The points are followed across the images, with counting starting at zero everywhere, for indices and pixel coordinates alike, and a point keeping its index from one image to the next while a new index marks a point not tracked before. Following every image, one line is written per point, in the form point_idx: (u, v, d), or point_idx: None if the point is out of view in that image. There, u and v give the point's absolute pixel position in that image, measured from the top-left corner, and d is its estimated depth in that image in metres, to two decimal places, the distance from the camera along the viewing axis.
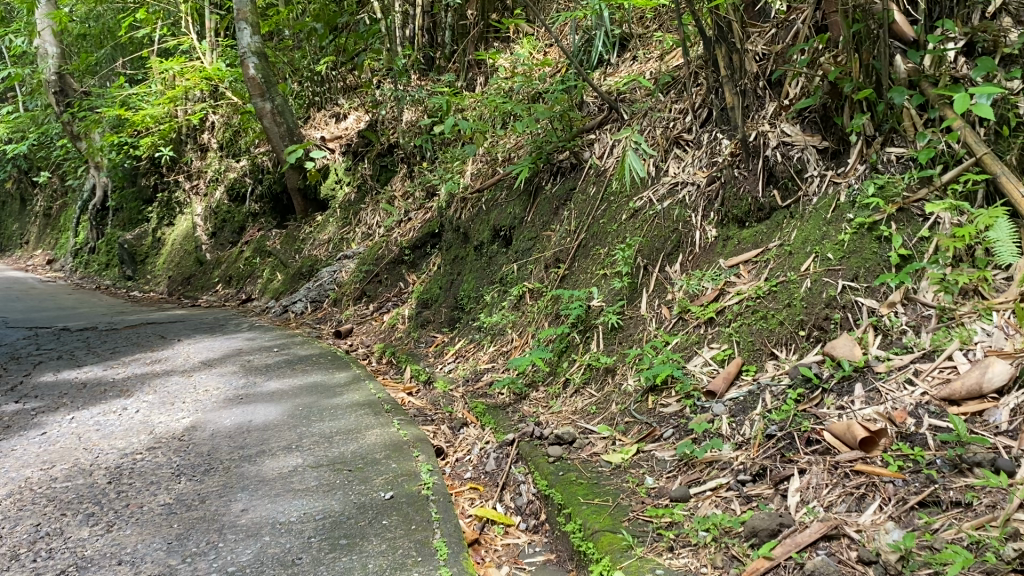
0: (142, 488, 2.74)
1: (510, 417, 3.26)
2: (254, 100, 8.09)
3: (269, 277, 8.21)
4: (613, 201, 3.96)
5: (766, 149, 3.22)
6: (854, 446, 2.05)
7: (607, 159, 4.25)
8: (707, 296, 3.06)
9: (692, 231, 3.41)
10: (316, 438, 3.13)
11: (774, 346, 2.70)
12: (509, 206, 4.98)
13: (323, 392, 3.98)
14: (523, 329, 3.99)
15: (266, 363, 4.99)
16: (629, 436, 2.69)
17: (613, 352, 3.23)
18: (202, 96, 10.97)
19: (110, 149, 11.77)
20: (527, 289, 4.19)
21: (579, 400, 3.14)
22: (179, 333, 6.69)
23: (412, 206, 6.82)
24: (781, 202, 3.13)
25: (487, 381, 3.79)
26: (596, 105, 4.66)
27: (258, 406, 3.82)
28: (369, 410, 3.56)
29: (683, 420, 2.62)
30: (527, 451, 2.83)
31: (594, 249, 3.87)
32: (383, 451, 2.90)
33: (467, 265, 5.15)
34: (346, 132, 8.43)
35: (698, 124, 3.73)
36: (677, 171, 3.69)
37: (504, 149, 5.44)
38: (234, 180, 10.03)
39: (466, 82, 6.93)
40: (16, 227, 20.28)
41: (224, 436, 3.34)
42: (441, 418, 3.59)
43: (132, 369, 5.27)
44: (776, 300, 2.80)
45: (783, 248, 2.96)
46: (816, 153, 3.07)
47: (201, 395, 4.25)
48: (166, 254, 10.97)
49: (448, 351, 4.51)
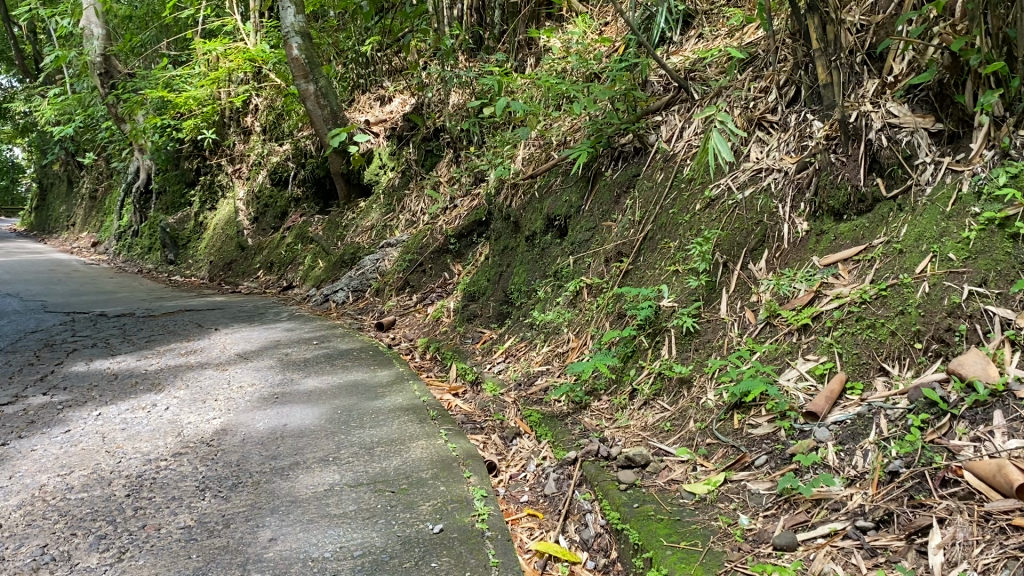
0: (161, 505, 2.45)
1: (570, 430, 2.92)
2: (298, 82, 7.84)
3: (311, 264, 7.95)
4: (685, 189, 3.58)
5: (868, 133, 2.83)
6: (1008, 493, 1.66)
7: (675, 143, 3.88)
8: (800, 299, 2.69)
9: (779, 224, 3.02)
10: (355, 450, 2.81)
11: (884, 360, 2.32)
12: (564, 193, 4.61)
13: (364, 394, 3.67)
14: (580, 328, 3.64)
15: (304, 357, 4.70)
16: (713, 461, 2.34)
17: (687, 360, 2.87)
18: (245, 79, 10.74)
19: (154, 132, 11.64)
20: (585, 284, 3.84)
21: (649, 414, 2.79)
22: (217, 321, 6.45)
23: (458, 192, 6.51)
24: (886, 192, 2.73)
25: (541, 386, 3.45)
26: (661, 85, 4.30)
27: (294, 408, 3.52)
28: (414, 417, 3.23)
29: (779, 445, 2.26)
30: (592, 474, 2.49)
31: (662, 241, 3.49)
32: (429, 468, 2.57)
33: (517, 256, 4.81)
34: (390, 115, 8.10)
35: (784, 104, 3.34)
36: (760, 156, 3.30)
37: (558, 132, 5.05)
38: (276, 164, 9.78)
39: (516, 63, 6.55)
40: (64, 209, 20.35)
41: (256, 443, 3.05)
42: (491, 426, 3.27)
43: (165, 360, 5.03)
44: (886, 307, 2.41)
45: (891, 245, 2.57)
46: (928, 137, 2.67)
47: (235, 392, 3.97)
48: (208, 238, 10.80)
49: (497, 349, 4.18)
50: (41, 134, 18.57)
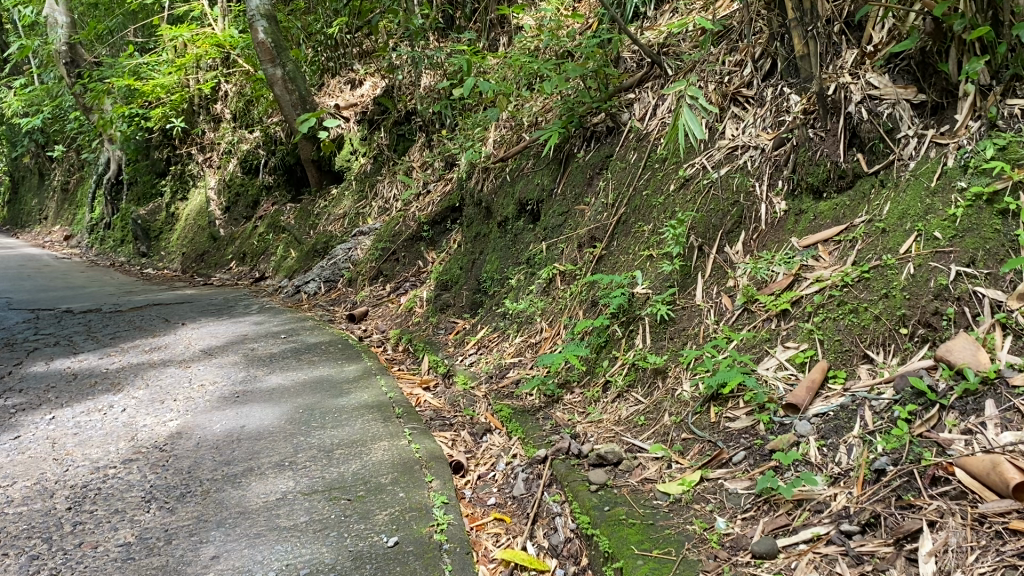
0: (102, 520, 2.29)
1: (541, 425, 2.78)
2: (265, 66, 7.60)
3: (283, 255, 7.76)
4: (658, 169, 3.42)
5: (848, 105, 2.68)
6: (1003, 493, 1.53)
7: (648, 121, 3.72)
8: (779, 283, 2.55)
9: (756, 204, 2.87)
10: (313, 453, 2.66)
11: (868, 347, 2.20)
12: (536, 176, 4.43)
13: (328, 391, 3.50)
14: (553, 317, 3.49)
15: (270, 352, 4.53)
16: (688, 458, 2.21)
17: (662, 349, 2.72)
18: (213, 65, 10.46)
19: (122, 122, 11.33)
20: (558, 271, 3.69)
21: (623, 407, 2.65)
22: (185, 315, 6.26)
23: (431, 177, 6.32)
24: (867, 168, 2.59)
25: (513, 379, 3.30)
26: (634, 61, 4.13)
27: (254, 408, 3.35)
28: (378, 415, 3.07)
29: (758, 440, 2.13)
30: (562, 474, 2.34)
31: (636, 225, 3.34)
32: (389, 473, 2.41)
33: (490, 242, 4.65)
34: (361, 100, 7.88)
35: (760, 77, 3.18)
36: (735, 133, 3.14)
37: (530, 113, 4.87)
38: (247, 152, 9.53)
39: (487, 42, 6.33)
40: (36, 202, 19.95)
41: (210, 447, 2.88)
42: (461, 423, 3.12)
43: (127, 358, 4.84)
44: (869, 290, 2.28)
45: (874, 224, 2.44)
46: (910, 109, 2.52)
47: (195, 392, 3.80)
48: (179, 230, 10.56)
49: (468, 340, 4.03)
50: (9, 126, 18.11)
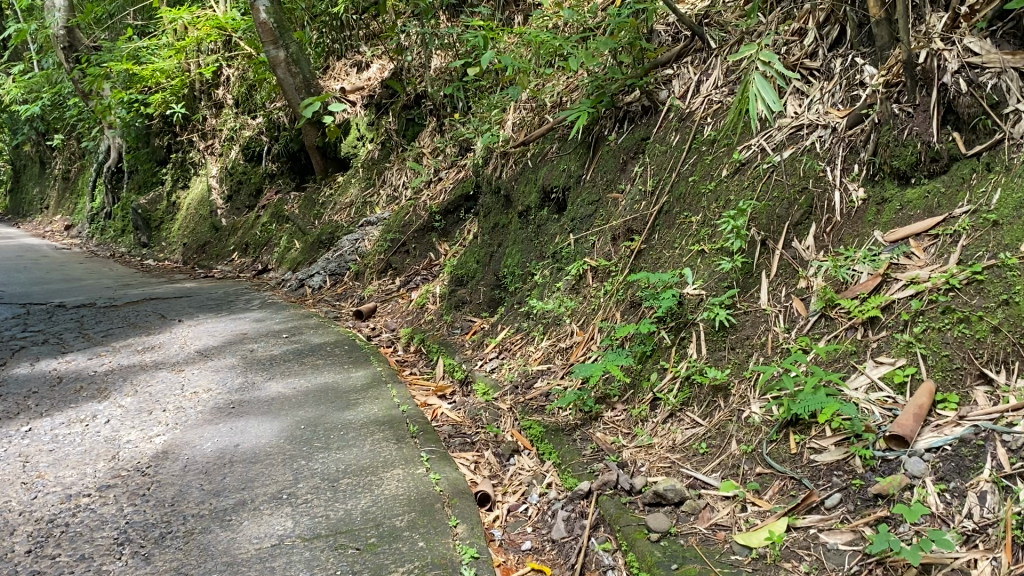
0: (64, 570, 1.91)
1: (579, 449, 2.40)
2: (266, 48, 7.18)
3: (286, 246, 7.38)
4: (706, 151, 3.02)
5: (942, 75, 2.27)
6: None
7: (691, 99, 3.33)
8: (863, 285, 2.16)
9: (828, 191, 2.48)
10: (316, 484, 2.28)
11: (985, 365, 1.81)
12: (561, 162, 4.04)
13: (333, 403, 3.11)
14: (586, 319, 3.11)
15: (271, 354, 4.14)
16: (769, 499, 1.84)
17: (722, 361, 2.34)
18: (214, 48, 10.03)
19: (120, 108, 10.92)
20: (589, 267, 3.31)
21: (677, 431, 2.27)
22: (182, 311, 5.88)
23: (442, 164, 5.93)
24: (966, 149, 2.19)
25: (541, 390, 2.92)
26: (670, 33, 3.72)
27: (250, 422, 2.97)
28: (390, 433, 2.69)
29: (856, 479, 1.76)
30: (613, 515, 1.98)
31: (681, 216, 2.96)
32: (404, 513, 2.04)
33: (510, 234, 4.27)
34: (368, 83, 7.45)
35: (826, 47, 2.79)
36: (799, 110, 2.75)
37: (552, 92, 4.46)
38: (249, 139, 9.13)
39: (502, 20, 5.90)
40: (37, 191, 19.57)
41: (200, 472, 2.51)
42: (484, 441, 2.74)
43: (118, 359, 4.46)
44: (983, 295, 1.88)
45: (980, 215, 2.04)
46: (1019, 79, 2.11)
47: (187, 402, 3.42)
48: (181, 219, 10.19)
49: (489, 342, 3.64)
50: (8, 114, 17.68)
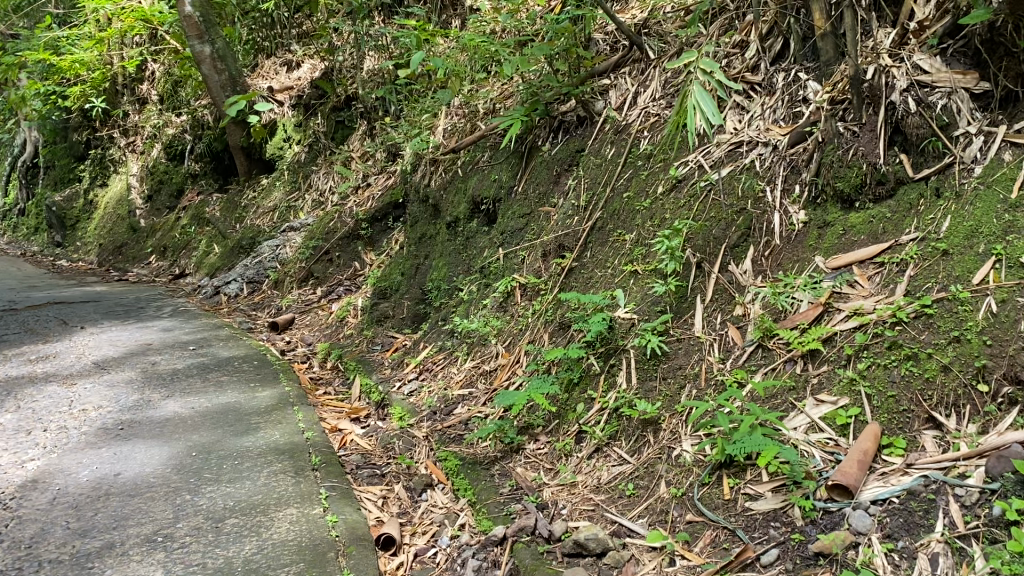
0: None
1: (497, 486, 2.20)
2: (191, 42, 6.82)
3: (205, 250, 7.01)
4: (642, 166, 2.85)
5: (890, 94, 2.13)
6: None
7: (628, 111, 3.16)
8: (804, 314, 2.00)
9: (768, 212, 2.32)
10: (197, 524, 2.03)
11: (933, 408, 1.66)
12: (492, 172, 3.84)
13: (232, 426, 2.84)
14: (512, 340, 2.91)
15: (173, 369, 3.83)
16: (700, 553, 1.66)
17: (652, 394, 2.17)
18: (138, 41, 9.56)
19: (36, 99, 10.34)
20: (517, 284, 3.12)
21: (603, 469, 2.08)
22: (86, 317, 5.50)
23: (371, 169, 5.68)
24: (914, 172, 2.06)
25: (461, 417, 2.71)
26: (608, 42, 3.54)
27: (136, 448, 2.68)
28: (289, 464, 2.44)
29: (795, 533, 1.58)
30: (528, 567, 1.80)
31: (614, 233, 2.78)
32: (292, 566, 1.81)
33: (437, 245, 4.05)
34: (298, 82, 7.15)
35: (768, 60, 2.65)
36: (738, 125, 2.60)
37: (486, 99, 4.24)
38: (172, 137, 8.71)
39: (438, 23, 5.68)
40: None
41: (68, 507, 2.21)
42: (395, 473, 2.51)
43: (5, 369, 4.08)
44: (931, 330, 1.73)
45: (928, 243, 1.91)
46: (970, 100, 2.01)
47: (73, 421, 3.10)
48: (97, 218, 9.68)
49: (409, 361, 3.41)
50: None
